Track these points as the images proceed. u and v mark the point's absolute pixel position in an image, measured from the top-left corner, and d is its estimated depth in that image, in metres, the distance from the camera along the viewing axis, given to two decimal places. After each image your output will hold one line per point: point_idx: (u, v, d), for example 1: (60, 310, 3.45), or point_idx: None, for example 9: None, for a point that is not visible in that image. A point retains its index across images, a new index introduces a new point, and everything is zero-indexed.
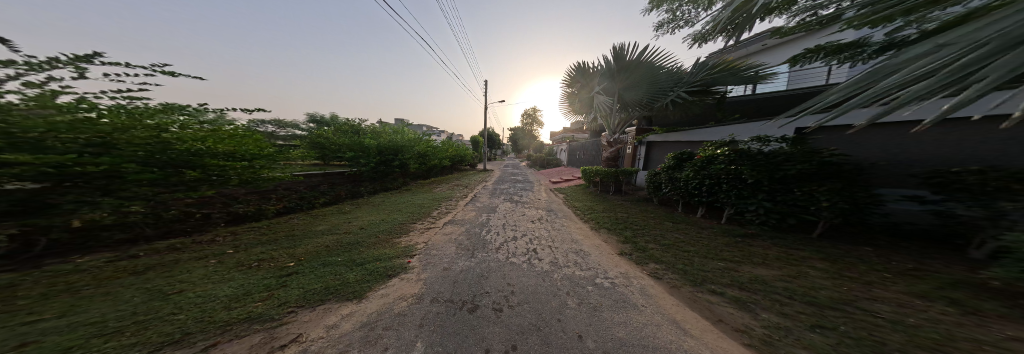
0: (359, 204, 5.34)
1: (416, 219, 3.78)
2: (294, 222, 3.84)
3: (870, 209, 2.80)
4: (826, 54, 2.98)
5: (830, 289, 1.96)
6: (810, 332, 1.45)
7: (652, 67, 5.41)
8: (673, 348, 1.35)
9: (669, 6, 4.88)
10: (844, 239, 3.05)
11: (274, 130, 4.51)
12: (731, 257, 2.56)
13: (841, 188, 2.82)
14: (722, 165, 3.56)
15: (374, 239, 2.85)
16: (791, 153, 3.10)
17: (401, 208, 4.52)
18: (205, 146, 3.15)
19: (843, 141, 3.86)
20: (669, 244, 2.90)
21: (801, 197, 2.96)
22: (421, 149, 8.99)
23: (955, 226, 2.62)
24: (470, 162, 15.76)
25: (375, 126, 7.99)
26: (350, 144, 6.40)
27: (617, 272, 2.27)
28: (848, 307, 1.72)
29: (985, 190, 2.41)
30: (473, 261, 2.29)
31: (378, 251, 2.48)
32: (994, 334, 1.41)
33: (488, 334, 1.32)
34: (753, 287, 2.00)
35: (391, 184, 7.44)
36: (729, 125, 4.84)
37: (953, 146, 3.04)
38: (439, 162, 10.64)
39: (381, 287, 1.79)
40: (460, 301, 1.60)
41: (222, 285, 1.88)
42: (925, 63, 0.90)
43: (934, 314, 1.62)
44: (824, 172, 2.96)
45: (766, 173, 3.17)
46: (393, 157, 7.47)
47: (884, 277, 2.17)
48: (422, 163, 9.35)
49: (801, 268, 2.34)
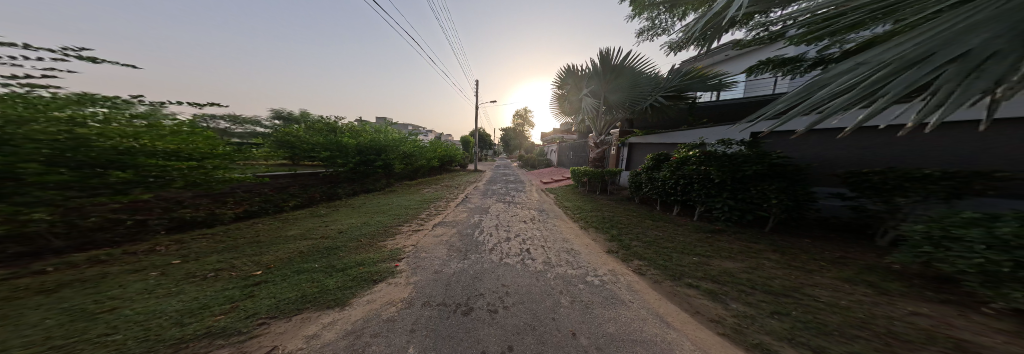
0: (337, 207, 4.92)
1: (404, 221, 3.57)
2: (257, 227, 3.41)
3: (808, 205, 3.26)
4: (775, 67, 3.45)
5: (782, 278, 2.23)
6: (770, 318, 1.63)
7: (634, 72, 5.81)
8: (658, 340, 1.42)
9: (649, 14, 5.33)
10: (790, 232, 3.50)
11: (229, 127, 3.99)
12: (703, 252, 2.80)
13: (788, 187, 3.23)
14: (693, 166, 3.90)
15: (356, 244, 2.64)
16: (749, 155, 3.50)
17: (385, 210, 4.24)
18: (138, 143, 2.68)
19: (786, 145, 4.45)
20: (650, 241, 3.09)
21: (756, 195, 3.35)
22: (407, 149, 8.63)
23: (867, 219, 3.16)
24: (459, 162, 15.56)
25: (354, 123, 7.48)
26: (326, 143, 5.93)
27: (606, 269, 2.35)
28: (796, 294, 1.97)
29: (879, 191, 2.95)
30: (466, 262, 2.22)
31: (362, 256, 2.29)
32: (900, 310, 1.71)
33: (484, 336, 1.28)
34: (722, 279, 2.20)
35: (370, 185, 7.07)
36: (697, 129, 5.32)
37: (866, 150, 3.65)
38: (426, 163, 10.29)
39: (366, 294, 1.65)
40: (455, 304, 1.53)
41: (170, 300, 1.59)
42: (846, 79, 1.06)
43: (859, 297, 1.91)
44: (775, 172, 3.37)
45: (729, 173, 3.53)
46: (372, 156, 7.06)
47: (821, 265, 2.52)
48: (408, 164, 8.99)
49: (759, 260, 2.63)
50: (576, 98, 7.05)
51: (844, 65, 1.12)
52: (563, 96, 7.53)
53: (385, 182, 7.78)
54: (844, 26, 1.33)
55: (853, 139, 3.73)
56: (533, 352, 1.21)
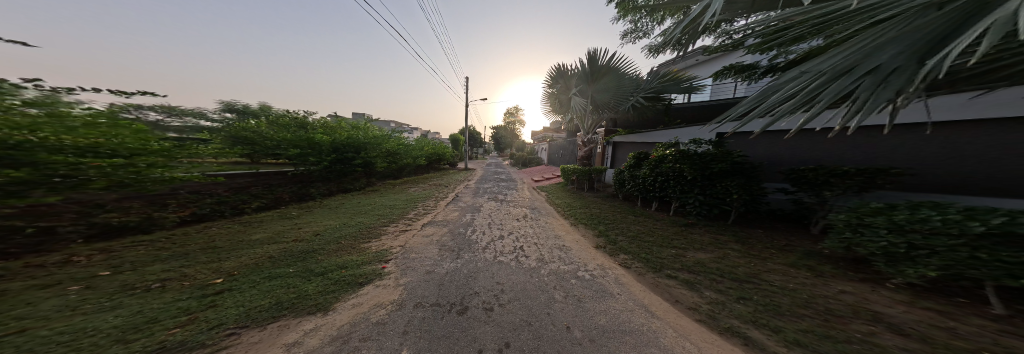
0: (309, 208, 4.50)
1: (389, 221, 3.39)
2: (211, 232, 2.97)
3: (759, 199, 3.72)
4: (736, 72, 3.90)
5: (743, 266, 2.52)
6: (737, 303, 1.83)
7: (617, 73, 6.20)
8: (645, 329, 1.52)
9: (632, 17, 5.77)
10: (747, 224, 3.97)
11: (161, 118, 3.35)
12: (679, 244, 3.06)
13: (746, 183, 3.66)
14: (669, 164, 4.24)
15: (336, 246, 2.45)
16: (715, 154, 3.88)
17: (367, 210, 4.00)
18: (34, 138, 2.11)
19: (745, 144, 5.01)
20: (633, 236, 3.30)
21: (720, 190, 3.74)
22: (388, 147, 8.21)
23: (803, 211, 3.71)
24: (447, 161, 15.25)
25: (326, 119, 6.87)
26: (294, 140, 5.47)
27: (595, 264, 2.46)
28: (754, 279, 2.24)
29: (809, 187, 3.50)
30: (459, 262, 2.17)
31: (344, 258, 2.13)
32: (832, 289, 2.04)
33: (480, 334, 1.25)
34: (696, 269, 2.42)
35: (348, 185, 6.83)
36: (673, 129, 5.76)
37: (806, 148, 4.23)
38: (409, 161, 9.87)
39: (351, 297, 1.52)
40: (449, 303, 1.47)
41: (103, 315, 1.29)
42: (793, 86, 1.24)
43: (802, 279, 2.23)
44: (734, 170, 3.80)
45: (699, 171, 3.88)
46: (346, 154, 6.72)
47: (772, 252, 2.90)
48: (390, 162, 8.63)
49: (725, 250, 2.94)
50: (565, 97, 7.34)
51: (791, 73, 1.30)
52: (552, 95, 7.77)
53: (362, 182, 7.39)
54: (792, 36, 1.53)
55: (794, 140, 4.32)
56: (530, 348, 1.22)
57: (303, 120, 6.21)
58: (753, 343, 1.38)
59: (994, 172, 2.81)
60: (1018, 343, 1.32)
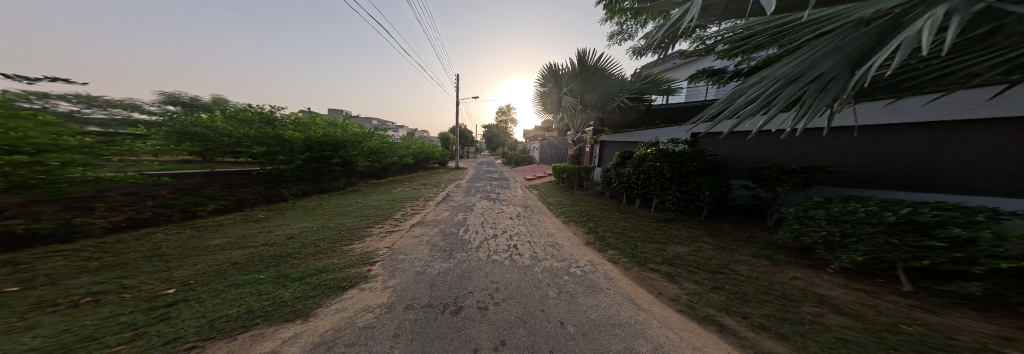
0: (280, 210, 4.11)
1: (375, 222, 3.23)
2: (156, 239, 2.58)
3: (726, 195, 4.09)
4: (708, 76, 4.30)
5: (715, 257, 2.76)
6: (711, 293, 2.00)
7: (604, 74, 6.51)
8: (633, 321, 1.59)
9: (618, 19, 6.13)
10: (717, 218, 4.35)
11: (76, 109, 2.82)
12: (660, 239, 3.27)
13: (717, 180, 4.01)
14: (649, 163, 4.51)
15: (314, 249, 2.28)
16: (690, 153, 4.19)
17: (349, 212, 3.77)
18: None
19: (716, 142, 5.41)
20: (620, 232, 3.46)
21: (694, 187, 4.05)
22: (370, 146, 7.80)
23: (761, 205, 4.18)
24: (433, 161, 14.85)
25: (296, 114, 6.29)
26: (258, 137, 4.97)
27: (585, 260, 2.54)
28: (724, 269, 2.47)
29: (765, 185, 3.93)
30: (452, 262, 2.11)
31: (323, 262, 1.97)
32: (788, 276, 2.31)
33: (475, 334, 1.22)
34: (675, 262, 2.59)
35: (323, 185, 6.22)
36: (654, 129, 6.11)
37: (765, 147, 4.59)
38: (393, 160, 9.47)
39: (334, 302, 1.40)
40: (442, 303, 1.42)
41: (13, 336, 1.04)
42: (754, 91, 1.42)
43: (762, 268, 2.50)
44: (706, 168, 4.14)
45: (677, 169, 4.16)
46: (319, 152, 6.21)
47: (738, 244, 3.21)
48: (371, 161, 8.21)
49: (699, 243, 3.19)
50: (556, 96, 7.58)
51: (754, 78, 1.48)
52: (544, 94, 7.98)
53: (340, 182, 6.78)
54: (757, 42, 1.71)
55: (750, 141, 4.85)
56: (526, 346, 1.21)
57: (269, 115, 5.63)
58: (726, 329, 1.51)
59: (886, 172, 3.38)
60: (923, 316, 1.60)
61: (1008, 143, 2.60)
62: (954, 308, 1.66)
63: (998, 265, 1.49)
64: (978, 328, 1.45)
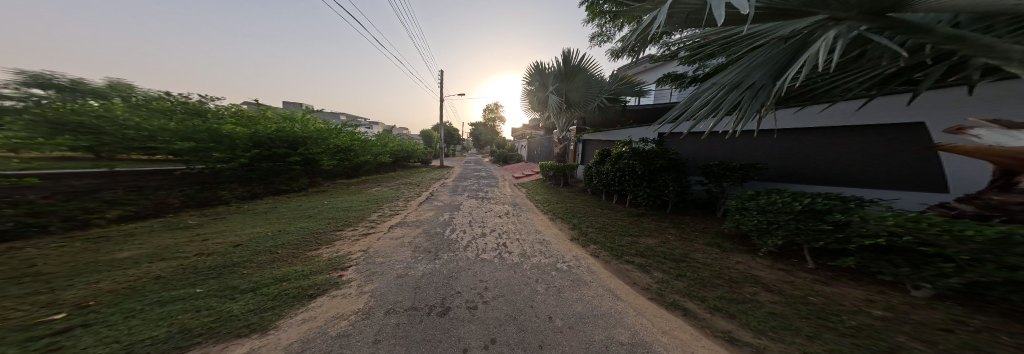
0: (221, 216, 3.49)
1: (346, 225, 3.04)
2: (24, 255, 1.94)
3: (685, 190, 4.58)
4: (671, 80, 4.96)
5: (678, 247, 3.10)
6: (676, 280, 2.24)
7: (587, 74, 6.97)
8: (612, 310, 1.70)
9: (599, 21, 6.61)
10: (678, 211, 4.86)
11: None
12: (634, 232, 3.56)
13: (679, 177, 4.51)
14: (624, 161, 4.91)
15: (270, 257, 2.02)
16: (657, 152, 4.63)
17: (313, 214, 3.54)
18: None
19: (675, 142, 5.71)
20: (600, 227, 3.67)
21: (660, 183, 4.49)
22: (335, 143, 7.16)
23: (711, 199, 4.74)
24: (407, 161, 14.13)
25: (236, 106, 5.41)
26: (188, 132, 4.19)
27: (571, 255, 2.63)
28: (686, 257, 2.77)
29: (714, 181, 4.49)
30: (437, 263, 2.00)
31: (283, 271, 1.74)
32: (732, 260, 2.71)
33: (464, 334, 1.17)
34: (647, 253, 2.84)
35: (276, 186, 5.71)
36: (626, 130, 6.59)
37: (714, 147, 5.00)
38: (364, 159, 8.82)
39: (300, 312, 1.23)
40: (428, 305, 1.33)
41: None
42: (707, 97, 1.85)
43: (714, 254, 2.89)
44: (670, 165, 4.62)
45: (646, 166, 4.58)
46: (271, 149, 5.53)
47: (695, 234, 3.65)
48: (336, 159, 7.52)
49: (665, 234, 3.55)
50: (543, 95, 7.98)
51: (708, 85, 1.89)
52: (531, 92, 8.34)
53: (299, 182, 6.31)
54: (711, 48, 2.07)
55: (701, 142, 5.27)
56: (516, 342, 1.20)
57: (196, 106, 4.65)
58: (689, 312, 1.71)
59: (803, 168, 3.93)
60: (823, 288, 2.03)
61: (881, 142, 3.24)
62: (841, 280, 2.14)
63: (869, 242, 1.96)
64: (858, 295, 1.89)
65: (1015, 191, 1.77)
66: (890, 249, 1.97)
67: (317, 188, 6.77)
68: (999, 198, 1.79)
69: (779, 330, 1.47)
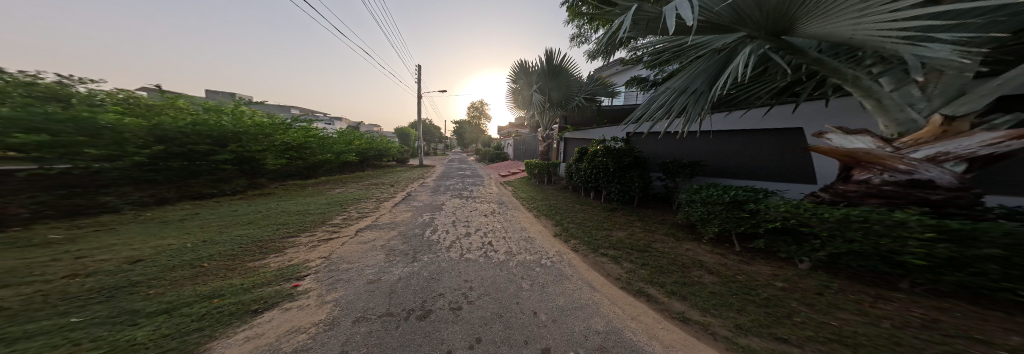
0: (108, 229, 2.65)
1: (298, 231, 2.81)
2: None
3: (647, 185, 4.99)
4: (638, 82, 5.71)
5: (643, 237, 3.46)
6: (642, 268, 2.49)
7: (567, 74, 7.55)
8: (588, 300, 1.81)
9: (578, 23, 7.08)
10: (643, 204, 5.27)
11: None
12: (607, 226, 3.85)
13: (643, 173, 5.01)
14: (598, 158, 5.31)
15: (186, 274, 1.67)
16: (625, 150, 5.10)
17: (257, 220, 3.20)
18: None
19: (642, 140, 6.20)
20: (580, 223, 3.89)
21: (626, 180, 4.96)
22: (282, 138, 6.56)
23: (667, 193, 5.23)
24: (375, 161, 13.07)
25: (133, 92, 4.19)
26: (68, 123, 3.10)
27: (555, 251, 2.73)
28: (648, 247, 3.09)
29: (669, 175, 4.96)
30: (416, 265, 1.93)
31: (214, 286, 1.47)
32: (682, 247, 3.13)
33: (448, 335, 1.10)
34: (619, 245, 3.08)
35: (194, 189, 4.69)
36: (599, 128, 6.98)
37: (669, 145, 5.56)
38: (322, 157, 8.10)
39: (244, 329, 1.04)
40: (406, 309, 1.22)
41: None
42: (668, 104, 2.45)
43: (669, 242, 3.30)
44: (636, 163, 5.10)
45: (616, 163, 5.01)
46: (190, 145, 4.51)
47: (655, 223, 4.13)
48: (280, 155, 6.61)
49: (632, 226, 3.94)
50: (528, 93, 8.53)
51: (667, 94, 2.46)
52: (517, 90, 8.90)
53: (225, 185, 5.27)
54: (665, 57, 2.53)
55: (659, 139, 5.83)
56: (502, 340, 1.16)
57: (51, 88, 3.17)
58: (651, 297, 1.92)
59: (735, 163, 4.61)
60: (744, 267, 2.48)
61: (789, 140, 3.99)
62: (756, 259, 2.65)
63: (773, 226, 2.48)
64: (766, 271, 2.39)
65: (850, 182, 2.40)
66: (785, 231, 2.53)
67: (258, 192, 5.77)
68: (844, 188, 2.38)
69: (718, 307, 1.75)
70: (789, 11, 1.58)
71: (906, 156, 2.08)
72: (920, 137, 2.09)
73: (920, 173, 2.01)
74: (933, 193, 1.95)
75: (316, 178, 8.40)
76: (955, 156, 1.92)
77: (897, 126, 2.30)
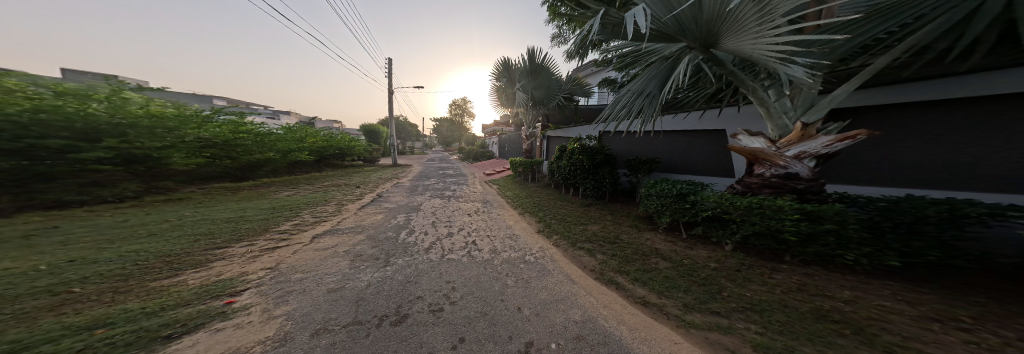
0: None
1: (232, 241, 2.44)
2: None
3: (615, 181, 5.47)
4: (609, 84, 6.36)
5: (613, 229, 3.79)
6: (612, 258, 2.71)
7: (548, 74, 8.07)
8: (566, 290, 1.91)
9: (558, 23, 7.50)
10: (614, 199, 5.75)
11: None
12: (583, 220, 4.11)
13: (612, 170, 5.49)
14: (575, 155, 5.67)
15: (42, 303, 1.23)
16: (597, 149, 5.52)
17: (159, 233, 2.52)
18: None
19: (615, 139, 6.87)
20: (559, 218, 4.08)
21: (598, 176, 5.38)
22: (203, 133, 5.31)
23: (631, 189, 5.80)
24: (334, 160, 11.64)
25: None
26: None
27: (538, 248, 2.79)
28: (617, 239, 3.38)
29: (635, 172, 5.55)
30: (391, 271, 1.86)
31: (103, 311, 1.16)
32: (643, 236, 3.52)
33: (428, 337, 1.04)
34: (593, 238, 3.31)
35: (46, 198, 3.36)
36: (576, 127, 7.44)
37: (636, 144, 6.26)
38: (257, 156, 6.79)
39: None
40: (378, 316, 1.14)
41: None
42: (632, 104, 2.83)
43: (633, 233, 3.69)
44: (606, 160, 5.55)
45: (590, 160, 5.39)
46: (35, 141, 3.08)
47: (623, 216, 4.56)
48: (199, 153, 5.30)
49: (603, 219, 4.28)
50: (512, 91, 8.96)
51: (632, 95, 2.84)
52: (501, 88, 9.35)
53: (102, 190, 3.89)
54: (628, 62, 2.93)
55: (628, 139, 6.49)
56: (486, 337, 1.13)
57: None
58: (617, 284, 2.11)
59: (682, 162, 5.38)
60: (688, 252, 2.91)
61: (719, 143, 4.81)
62: (697, 244, 3.13)
63: (706, 214, 2.95)
64: (704, 254, 2.83)
65: (752, 175, 3.00)
66: (714, 219, 3.03)
67: (169, 198, 4.56)
68: (749, 181, 2.96)
69: (671, 289, 2.02)
70: (713, 29, 2.04)
71: (784, 153, 2.71)
72: (790, 141, 2.76)
73: (789, 168, 2.66)
74: (800, 183, 2.60)
75: (256, 180, 7.06)
76: (810, 154, 2.59)
77: (779, 131, 2.96)
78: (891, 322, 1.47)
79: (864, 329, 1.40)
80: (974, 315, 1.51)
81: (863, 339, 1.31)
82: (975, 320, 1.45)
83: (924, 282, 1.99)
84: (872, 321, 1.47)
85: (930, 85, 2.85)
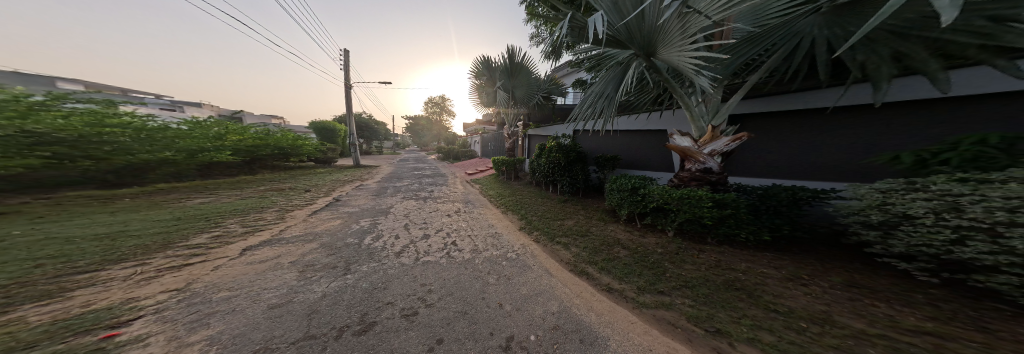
0: None
1: (110, 262, 1.87)
2: None
3: (586, 178, 5.93)
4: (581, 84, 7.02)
5: (585, 223, 4.09)
6: (583, 250, 2.91)
7: (526, 74, 8.50)
8: (542, 281, 1.97)
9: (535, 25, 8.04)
10: (587, 193, 6.23)
11: None
12: (559, 216, 4.32)
13: (584, 167, 5.93)
14: (552, 153, 5.99)
15: None
16: (570, 148, 5.91)
17: None
18: None
19: (586, 138, 7.55)
20: (539, 214, 4.21)
21: (572, 174, 5.76)
22: (52, 129, 3.75)
23: (596, 187, 6.36)
24: (273, 162, 9.70)
25: None
26: None
27: (519, 245, 2.81)
28: (588, 232, 3.64)
29: (602, 169, 6.13)
30: (354, 278, 1.64)
31: None
32: (608, 228, 3.89)
33: (400, 343, 0.95)
34: (568, 232, 3.51)
35: None
36: (553, 127, 7.93)
37: (603, 144, 6.99)
38: (150, 157, 5.12)
39: None
40: (337, 327, 1.03)
41: None
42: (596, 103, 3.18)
43: (600, 225, 4.05)
44: (579, 158, 5.96)
45: (564, 158, 5.75)
46: None
47: (593, 209, 4.96)
48: (50, 157, 3.75)
49: (576, 214, 4.58)
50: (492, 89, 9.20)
51: (595, 95, 3.18)
52: (481, 86, 9.51)
53: None
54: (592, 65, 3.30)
55: (596, 139, 7.17)
56: (468, 334, 1.08)
57: None
58: (586, 274, 2.27)
59: (635, 161, 6.21)
60: (641, 240, 3.32)
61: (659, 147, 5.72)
62: (649, 233, 3.59)
63: (653, 205, 3.43)
64: (652, 241, 3.26)
65: (683, 170, 3.62)
66: (659, 209, 3.50)
67: None
68: (681, 175, 3.57)
69: (629, 274, 2.26)
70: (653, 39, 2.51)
71: (702, 151, 3.39)
72: (705, 141, 3.42)
73: (707, 163, 3.33)
74: (714, 175, 3.27)
75: (148, 188, 5.29)
76: (717, 152, 3.33)
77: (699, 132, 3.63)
78: (768, 284, 1.96)
79: (753, 292, 1.83)
80: (808, 274, 2.13)
81: (754, 301, 1.70)
82: (809, 277, 2.05)
83: (785, 251, 2.70)
84: (756, 286, 1.93)
85: (779, 100, 3.93)
